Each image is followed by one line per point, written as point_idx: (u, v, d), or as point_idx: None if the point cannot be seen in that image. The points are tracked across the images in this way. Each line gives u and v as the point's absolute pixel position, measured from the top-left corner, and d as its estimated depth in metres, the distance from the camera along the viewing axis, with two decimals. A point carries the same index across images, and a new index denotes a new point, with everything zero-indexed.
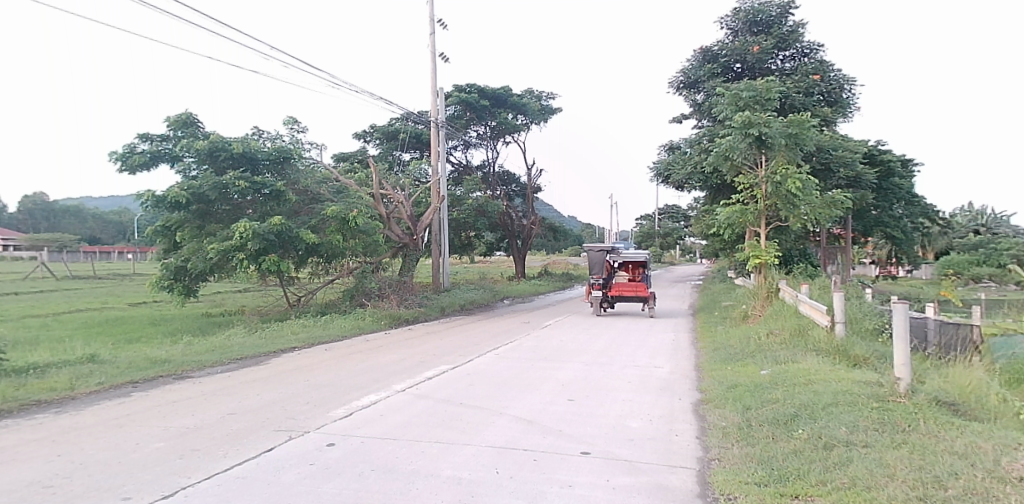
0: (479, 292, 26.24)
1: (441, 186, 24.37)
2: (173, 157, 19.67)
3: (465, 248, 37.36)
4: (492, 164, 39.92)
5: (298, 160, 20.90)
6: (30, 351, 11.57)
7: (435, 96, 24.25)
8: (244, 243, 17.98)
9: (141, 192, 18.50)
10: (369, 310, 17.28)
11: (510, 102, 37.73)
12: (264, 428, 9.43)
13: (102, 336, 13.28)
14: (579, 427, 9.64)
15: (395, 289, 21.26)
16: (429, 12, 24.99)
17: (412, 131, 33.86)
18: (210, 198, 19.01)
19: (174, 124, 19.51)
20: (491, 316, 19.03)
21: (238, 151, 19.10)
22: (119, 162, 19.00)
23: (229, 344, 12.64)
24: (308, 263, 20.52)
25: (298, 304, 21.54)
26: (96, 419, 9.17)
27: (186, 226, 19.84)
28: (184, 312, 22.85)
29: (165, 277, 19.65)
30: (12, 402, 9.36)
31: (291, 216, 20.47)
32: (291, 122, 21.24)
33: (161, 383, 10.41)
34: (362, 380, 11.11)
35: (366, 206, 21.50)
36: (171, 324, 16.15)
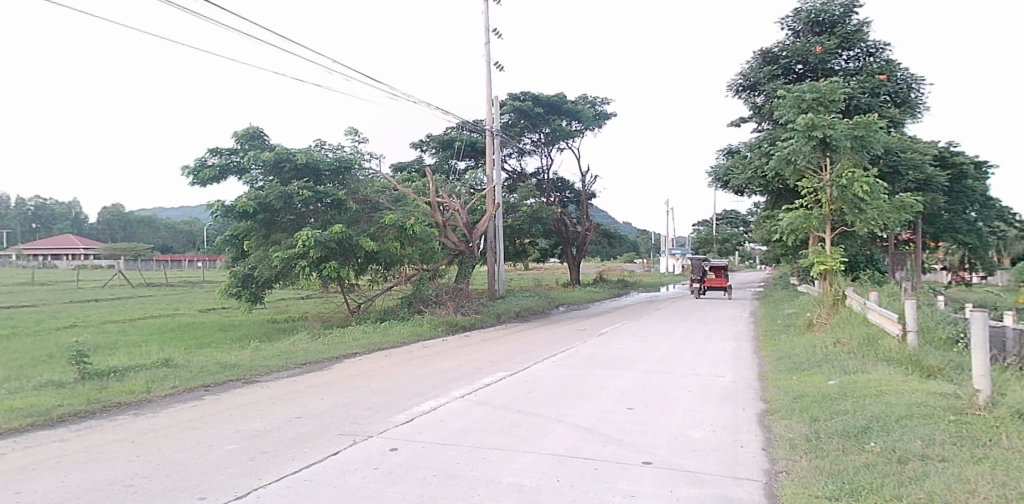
0: (535, 299, 26.27)
1: (496, 193, 24.50)
2: (241, 169, 20.41)
3: (519, 255, 37.46)
4: (546, 171, 39.96)
5: (358, 170, 21.45)
6: (112, 355, 12.18)
7: (490, 105, 24.44)
8: (307, 251, 18.46)
9: (211, 202, 19.25)
10: (429, 317, 17.53)
11: (564, 109, 37.76)
12: (329, 432, 9.67)
13: (177, 341, 13.87)
14: (639, 436, 9.55)
15: (452, 296, 21.46)
16: (485, 21, 25.22)
17: (468, 139, 34.21)
18: (276, 208, 19.66)
19: (242, 137, 20.26)
20: (548, 323, 19.01)
21: (301, 161, 19.72)
22: (190, 176, 19.87)
23: (294, 349, 12.99)
24: (367, 270, 20.92)
25: (358, 311, 21.99)
26: (172, 421, 9.57)
27: (253, 235, 20.55)
28: (251, 319, 23.60)
29: (234, 285, 20.32)
30: (95, 403, 9.86)
31: (351, 224, 20.92)
32: (351, 132, 21.76)
33: (231, 387, 10.79)
34: (422, 386, 11.26)
35: (423, 214, 21.84)
36: (238, 330, 16.69)
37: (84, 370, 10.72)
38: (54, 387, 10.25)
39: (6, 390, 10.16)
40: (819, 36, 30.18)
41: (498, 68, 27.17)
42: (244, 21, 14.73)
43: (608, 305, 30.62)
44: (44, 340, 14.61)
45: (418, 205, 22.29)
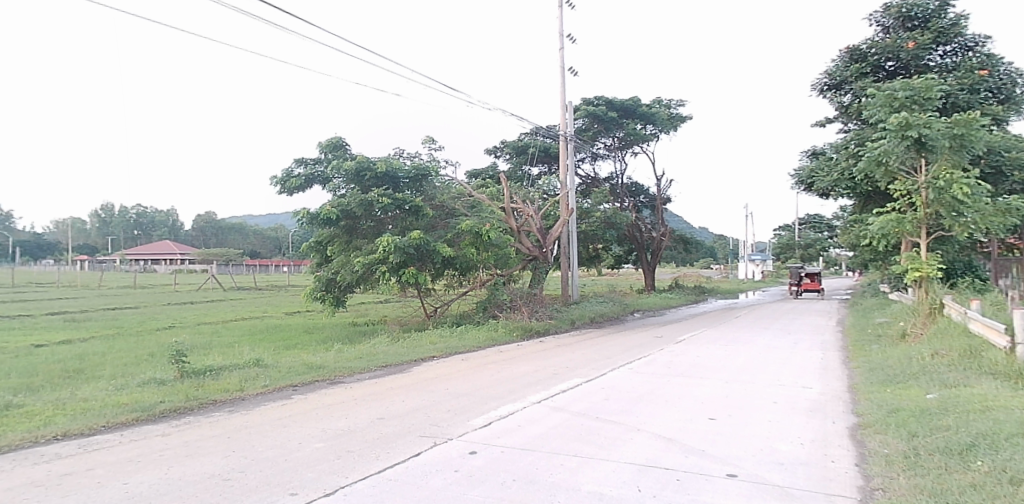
0: (610, 305, 26.02)
1: (570, 198, 24.48)
2: (325, 178, 21.16)
3: (593, 260, 37.24)
4: (620, 176, 39.59)
5: (435, 177, 21.91)
6: (208, 354, 12.86)
7: (564, 110, 24.45)
8: (387, 256, 18.99)
9: (298, 209, 20.05)
10: (505, 322, 17.63)
11: (638, 112, 37.37)
12: (410, 434, 9.87)
13: (269, 342, 14.53)
14: (722, 447, 9.32)
15: (527, 301, 21.56)
16: (560, 27, 25.25)
17: (542, 145, 34.26)
18: (357, 214, 20.29)
19: (326, 147, 21.03)
20: (625, 329, 18.79)
21: (381, 170, 20.29)
22: (279, 185, 20.79)
23: (375, 352, 13.36)
24: (444, 275, 21.29)
25: (435, 315, 22.39)
26: (264, 419, 10.02)
27: (336, 241, 21.27)
28: (333, 321, 24.41)
29: (318, 289, 21.10)
30: (193, 401, 10.44)
31: (428, 230, 21.34)
32: (429, 140, 22.20)
33: (317, 387, 11.18)
34: (499, 391, 11.35)
35: (497, 220, 22.08)
36: (322, 333, 17.26)
37: (183, 368, 11.34)
38: (156, 384, 10.89)
39: (115, 385, 10.89)
40: (912, 31, 28.75)
41: (573, 73, 27.13)
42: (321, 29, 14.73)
43: (684, 311, 30.03)
44: (147, 340, 15.54)
45: (493, 212, 22.58)
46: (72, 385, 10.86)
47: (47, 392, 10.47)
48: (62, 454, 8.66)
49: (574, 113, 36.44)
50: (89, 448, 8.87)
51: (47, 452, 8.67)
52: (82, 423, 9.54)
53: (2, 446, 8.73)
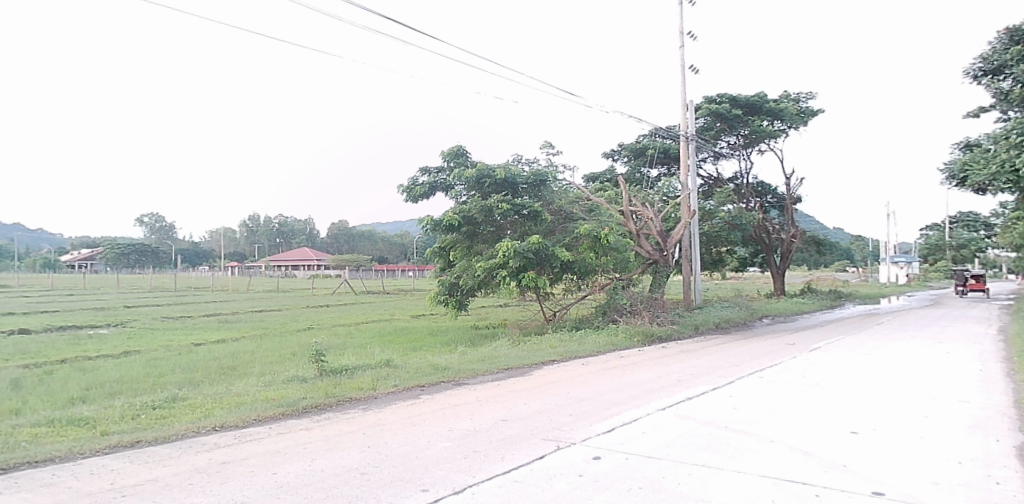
0: (736, 310, 24.94)
1: (692, 199, 23.82)
2: (448, 186, 21.93)
3: (716, 264, 35.92)
4: (745, 175, 37.90)
5: (554, 182, 22.10)
6: (344, 354, 13.68)
7: (684, 110, 23.83)
8: (507, 261, 19.36)
9: (422, 217, 20.94)
10: (626, 327, 17.40)
11: (764, 108, 35.68)
12: (533, 436, 9.97)
13: (400, 343, 15.25)
14: (866, 462, 8.66)
15: (648, 306, 21.17)
16: (680, 25, 24.63)
17: (661, 146, 33.48)
18: (477, 220, 20.88)
19: (448, 155, 21.78)
20: (754, 336, 17.93)
21: (500, 176, 20.73)
22: (405, 193, 21.78)
23: (497, 354, 13.62)
24: (562, 279, 21.39)
25: (554, 319, 22.53)
26: (395, 417, 10.50)
27: (458, 246, 21.95)
28: (456, 324, 25.19)
29: (442, 292, 21.86)
30: (332, 398, 11.15)
31: (546, 235, 21.55)
32: (547, 145, 22.41)
33: (443, 388, 11.57)
34: (620, 397, 11.22)
35: (616, 224, 21.92)
36: (448, 335, 17.79)
37: (322, 367, 12.12)
38: (298, 381, 11.71)
39: (263, 381, 11.82)
40: None
41: (693, 72, 26.35)
42: (415, 29, 14.48)
43: (818, 317, 28.20)
44: (291, 340, 16.76)
45: (611, 215, 22.46)
46: (228, 380, 11.92)
47: (208, 386, 11.55)
48: (221, 444, 9.52)
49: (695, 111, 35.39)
50: (243, 439, 9.68)
51: (208, 441, 9.56)
52: (236, 416, 10.43)
53: (172, 434, 9.72)
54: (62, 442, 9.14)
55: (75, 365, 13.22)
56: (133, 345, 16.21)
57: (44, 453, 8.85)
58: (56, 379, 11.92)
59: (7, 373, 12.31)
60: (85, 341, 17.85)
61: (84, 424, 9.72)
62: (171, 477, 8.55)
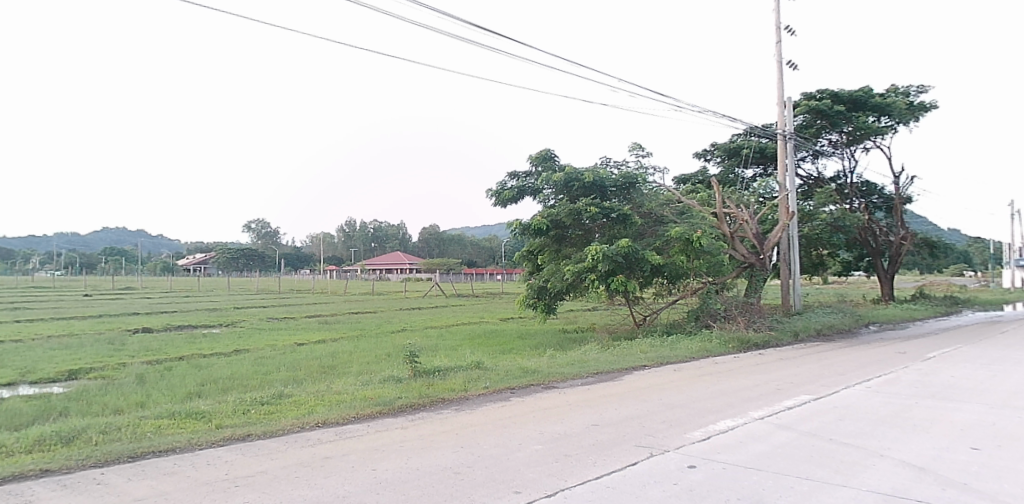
0: (839, 316, 23.65)
1: (791, 200, 22.88)
2: (535, 190, 22.08)
3: (816, 267, 34.24)
4: (848, 175, 35.96)
5: (643, 184, 21.80)
6: (436, 356, 14.00)
7: (781, 107, 22.94)
8: (596, 265, 19.29)
9: (511, 221, 21.19)
10: (720, 332, 16.88)
11: (870, 104, 33.80)
12: (626, 442, 9.84)
13: (490, 346, 15.45)
14: (991, 482, 7.99)
15: (744, 311, 20.41)
16: (775, 19, 23.78)
17: (756, 146, 32.35)
18: (565, 224, 20.92)
19: (536, 159, 21.94)
20: (860, 343, 16.95)
21: (589, 180, 20.67)
22: (494, 197, 22.10)
23: (587, 359, 13.55)
24: (652, 283, 21.06)
25: (644, 323, 22.20)
26: (487, 418, 10.63)
27: (546, 250, 22.05)
28: (544, 328, 25.27)
29: (530, 296, 22.01)
30: (426, 397, 11.44)
31: (636, 238, 21.30)
32: (636, 147, 22.15)
33: (534, 391, 11.62)
34: (716, 404, 10.90)
35: (709, 226, 21.36)
36: (536, 338, 17.83)
37: (415, 368, 12.47)
38: (394, 381, 12.08)
39: (361, 381, 12.26)
40: None
41: (790, 68, 25.33)
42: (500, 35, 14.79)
43: (931, 324, 26.29)
44: (386, 341, 17.31)
45: (704, 217, 21.91)
46: (329, 378, 12.46)
47: (311, 383, 12.12)
48: (323, 439, 9.95)
49: (793, 108, 33.94)
50: (343, 436, 10.08)
51: (312, 437, 10.01)
52: (337, 413, 10.88)
53: (279, 429, 10.26)
54: (182, 433, 9.82)
55: (193, 361, 14.22)
56: (245, 344, 17.26)
57: (167, 443, 9.54)
58: (176, 374, 12.85)
59: (134, 368, 13.38)
60: (201, 339, 19.18)
61: (200, 417, 10.40)
62: (278, 470, 9.00)
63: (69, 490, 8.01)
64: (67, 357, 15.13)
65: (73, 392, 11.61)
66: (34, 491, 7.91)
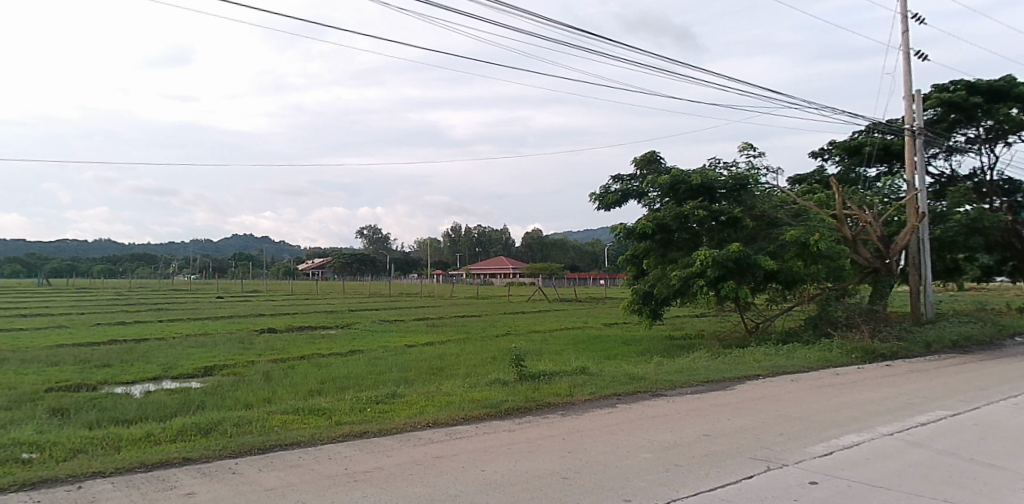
0: (979, 325, 21.68)
1: (920, 201, 21.34)
2: (640, 193, 21.87)
3: (950, 273, 31.60)
4: (988, 171, 33.04)
5: (755, 186, 21.10)
6: (541, 360, 14.06)
7: (910, 101, 21.45)
8: (705, 270, 18.97)
9: (615, 225, 21.15)
10: (840, 341, 15.93)
11: (1013, 94, 30.90)
12: (740, 454, 9.46)
13: (594, 351, 15.36)
14: None
15: (868, 319, 19.45)
16: (901, 7, 22.29)
17: (881, 142, 30.41)
18: (671, 228, 20.58)
19: (640, 162, 21.74)
20: (1004, 355, 15.50)
21: (696, 181, 20.26)
22: (597, 200, 22.06)
23: (696, 366, 13.17)
24: (765, 289, 20.28)
25: (756, 331, 21.47)
26: (594, 424, 10.54)
27: (651, 255, 21.74)
28: (650, 333, 24.88)
29: (635, 301, 21.84)
30: (532, 401, 11.52)
31: (748, 242, 20.66)
32: (748, 148, 21.42)
33: (640, 398, 11.43)
34: (839, 418, 10.29)
35: (828, 229, 20.26)
36: (641, 344, 17.53)
37: (521, 372, 12.57)
38: (500, 384, 12.23)
39: (468, 383, 12.52)
40: None
41: (920, 58, 23.61)
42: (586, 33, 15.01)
43: None
44: (492, 344, 17.60)
45: (822, 220, 20.82)
46: (438, 379, 12.81)
47: (421, 384, 12.50)
48: (434, 439, 10.21)
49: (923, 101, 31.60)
50: (453, 436, 10.31)
51: (424, 436, 10.30)
52: (446, 413, 11.15)
53: (392, 427, 10.63)
54: (306, 428, 10.40)
55: (311, 361, 15.00)
56: (359, 345, 18.08)
57: (292, 438, 10.12)
58: (297, 373, 13.61)
59: (261, 366, 14.32)
60: (319, 340, 20.33)
61: (321, 414, 10.95)
62: (393, 467, 9.32)
63: (208, 478, 8.64)
64: (204, 354, 16.46)
65: (208, 386, 12.58)
66: (179, 478, 8.59)
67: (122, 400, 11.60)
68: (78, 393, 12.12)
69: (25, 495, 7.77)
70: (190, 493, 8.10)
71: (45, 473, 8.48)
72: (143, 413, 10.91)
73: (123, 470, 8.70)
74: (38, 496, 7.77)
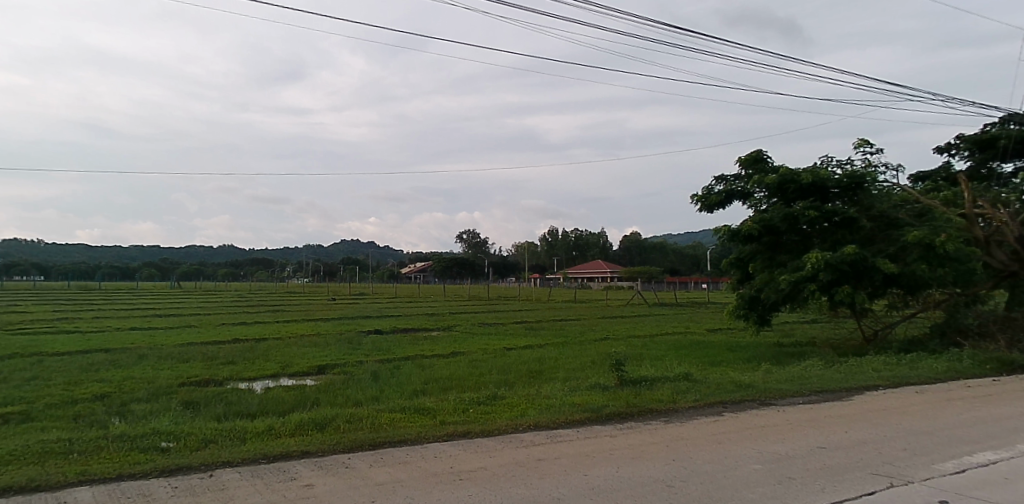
0: None
1: None
2: (745, 193, 21.27)
3: None
4: None
5: (873, 184, 20.03)
6: (642, 365, 13.87)
7: None
8: (817, 274, 18.30)
9: (719, 227, 20.72)
10: (969, 350, 14.75)
11: None
12: (860, 469, 8.90)
13: (697, 357, 14.98)
14: None
15: (1005, 328, 17.96)
16: None
17: (1017, 135, 27.93)
18: (780, 229, 20.12)
19: (746, 162, 21.16)
20: None
21: (807, 180, 19.53)
22: (700, 202, 21.59)
23: (808, 375, 12.59)
24: (885, 295, 19.18)
25: (875, 339, 20.35)
26: (699, 433, 10.26)
27: (757, 258, 21.13)
28: (755, 340, 23.99)
29: (741, 307, 21.29)
30: (635, 407, 11.40)
31: (865, 244, 19.60)
32: (865, 144, 20.33)
33: (749, 407, 11.04)
34: (971, 434, 9.51)
35: (957, 229, 18.82)
36: (745, 351, 16.89)
37: (622, 377, 12.44)
38: (601, 389, 12.18)
39: (568, 386, 12.53)
40: None
41: None
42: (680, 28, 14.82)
43: None
44: (592, 348, 17.50)
45: (949, 220, 19.37)
46: (537, 382, 12.88)
47: (521, 387, 12.61)
48: (536, 442, 10.26)
49: None
50: (555, 440, 10.31)
51: (525, 438, 10.39)
52: (547, 416, 11.21)
53: (495, 429, 10.80)
54: (413, 427, 10.73)
55: (415, 362, 15.49)
56: (460, 347, 18.48)
57: (400, 435, 10.47)
58: (403, 373, 14.08)
59: (369, 366, 14.93)
60: (424, 341, 20.94)
61: (426, 414, 11.25)
62: (498, 468, 9.44)
63: (324, 471, 9.09)
64: (317, 353, 17.33)
65: (321, 384, 13.25)
66: (298, 470, 9.08)
67: (245, 395, 12.42)
68: (207, 387, 13.10)
69: (164, 480, 8.44)
70: (309, 485, 8.54)
71: (181, 461, 9.21)
72: (264, 407, 11.65)
73: (248, 461, 9.30)
74: (176, 482, 8.43)
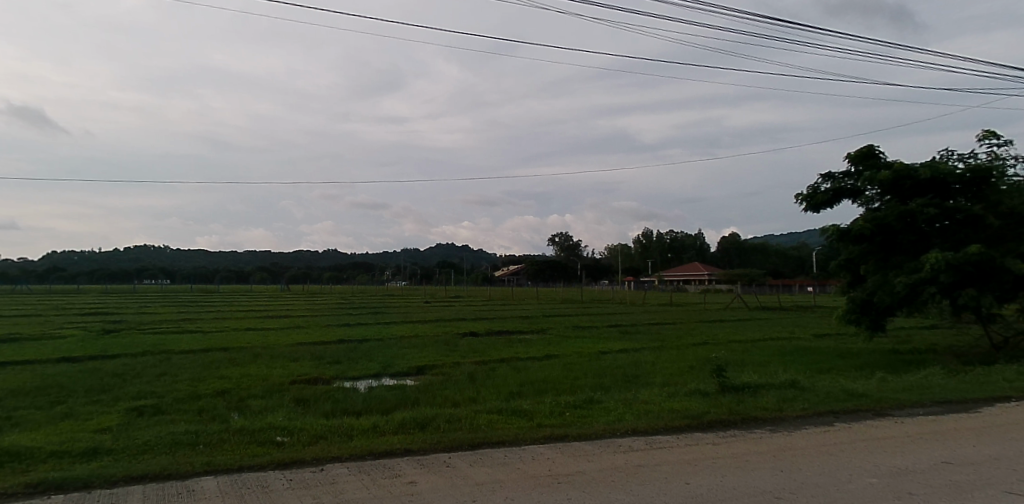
0: None
1: None
2: (855, 191, 20.18)
3: None
4: None
5: (1001, 179, 18.51)
6: (743, 371, 13.42)
7: None
8: (936, 275, 17.13)
9: (826, 227, 19.78)
10: None
11: None
12: (990, 487, 8.19)
13: (802, 363, 14.34)
14: None
15: None
16: None
17: None
18: (895, 228, 18.96)
19: (856, 157, 20.09)
20: None
21: (925, 176, 18.33)
22: (805, 201, 20.65)
23: (928, 385, 11.79)
24: (1016, 299, 17.66)
25: (1005, 346, 18.74)
26: (806, 443, 9.80)
27: (869, 259, 19.98)
28: (867, 347, 22.62)
29: (851, 311, 20.17)
30: (737, 414, 11.06)
31: (992, 243, 18.11)
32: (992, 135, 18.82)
33: (862, 417, 10.45)
34: None
35: None
36: (855, 358, 15.98)
37: (723, 383, 12.10)
38: (701, 395, 11.89)
39: (666, 391, 12.31)
40: None
41: None
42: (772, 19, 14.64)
43: None
44: (689, 353, 17.12)
45: None
46: (634, 387, 12.73)
47: (617, 391, 12.49)
48: (634, 447, 10.11)
49: None
50: (654, 446, 10.13)
51: (623, 444, 10.25)
52: (647, 421, 11.07)
53: (593, 432, 10.76)
54: (511, 429, 10.87)
55: (511, 364, 15.69)
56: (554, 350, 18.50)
57: (499, 436, 10.62)
58: (499, 374, 14.29)
59: (466, 367, 15.26)
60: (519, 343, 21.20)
61: (522, 416, 11.36)
62: (596, 472, 9.38)
63: (426, 469, 9.33)
64: (417, 355, 17.88)
65: (421, 384, 13.66)
66: (401, 467, 9.38)
67: (350, 394, 12.99)
68: (316, 386, 13.78)
69: (280, 472, 8.94)
70: (412, 482, 8.80)
71: (295, 455, 9.73)
72: (369, 405, 12.15)
73: (355, 457, 9.69)
74: (290, 475, 8.91)
